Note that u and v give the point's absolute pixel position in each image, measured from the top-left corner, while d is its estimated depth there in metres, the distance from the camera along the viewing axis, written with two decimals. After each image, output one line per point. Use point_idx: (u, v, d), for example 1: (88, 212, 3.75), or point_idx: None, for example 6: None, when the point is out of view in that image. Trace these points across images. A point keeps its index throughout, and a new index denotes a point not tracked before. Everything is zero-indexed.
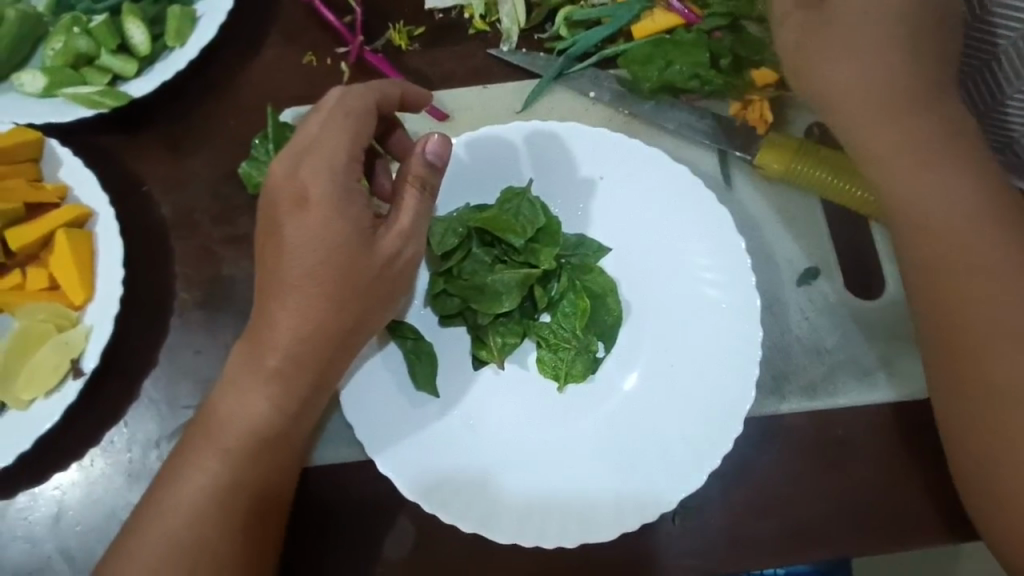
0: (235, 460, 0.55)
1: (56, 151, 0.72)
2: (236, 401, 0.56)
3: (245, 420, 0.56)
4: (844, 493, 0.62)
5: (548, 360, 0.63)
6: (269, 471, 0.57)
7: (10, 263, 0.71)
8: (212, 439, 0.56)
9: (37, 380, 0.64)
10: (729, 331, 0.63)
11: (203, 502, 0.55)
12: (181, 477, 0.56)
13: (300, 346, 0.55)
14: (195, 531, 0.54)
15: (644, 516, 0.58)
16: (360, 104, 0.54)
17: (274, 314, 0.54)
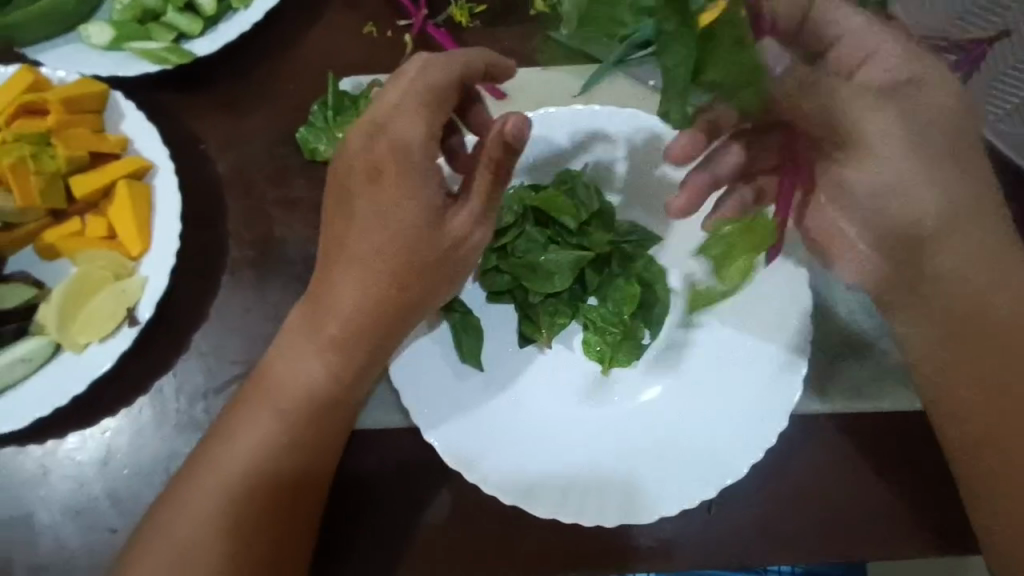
0: (290, 419, 0.57)
1: (119, 103, 0.73)
2: (295, 360, 0.58)
3: (302, 381, 0.57)
4: (880, 494, 0.63)
5: (594, 342, 0.64)
6: (320, 437, 0.58)
7: (70, 210, 0.72)
8: (269, 400, 0.58)
9: (94, 325, 0.66)
10: (778, 331, 0.63)
11: (257, 459, 0.56)
12: (235, 433, 0.57)
13: (362, 313, 0.57)
14: (248, 484, 0.56)
15: (683, 503, 0.60)
16: (441, 77, 0.54)
17: (339, 282, 0.57)
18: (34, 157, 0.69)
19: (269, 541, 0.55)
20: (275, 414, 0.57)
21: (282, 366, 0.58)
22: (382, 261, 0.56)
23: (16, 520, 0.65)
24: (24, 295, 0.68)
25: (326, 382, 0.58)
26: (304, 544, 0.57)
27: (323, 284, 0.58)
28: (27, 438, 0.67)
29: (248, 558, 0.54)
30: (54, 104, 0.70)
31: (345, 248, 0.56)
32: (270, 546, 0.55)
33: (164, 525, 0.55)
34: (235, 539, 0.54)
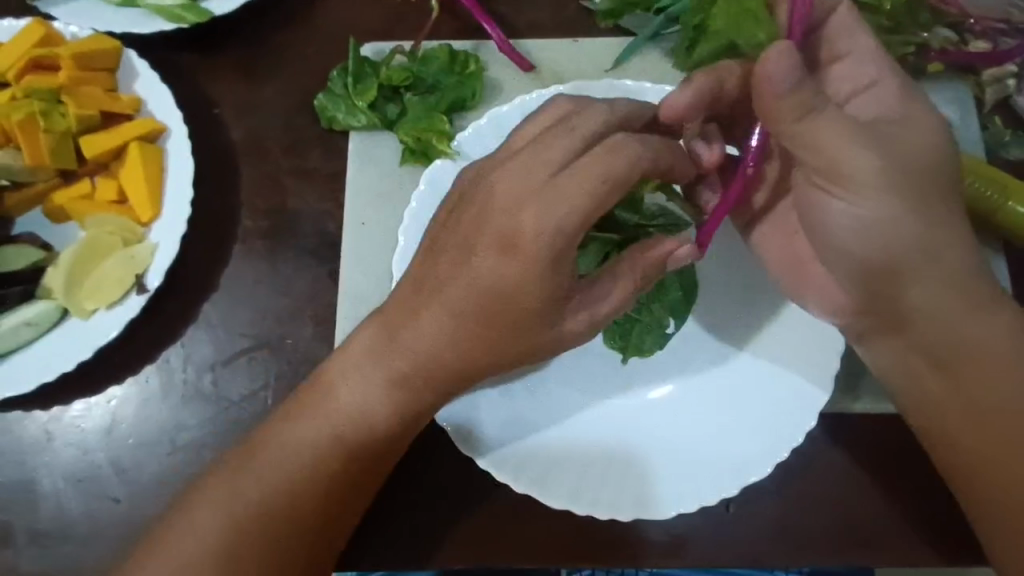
0: (340, 441, 0.55)
1: (133, 63, 0.70)
2: (361, 390, 0.56)
3: (365, 406, 0.56)
4: (907, 500, 0.60)
5: (616, 330, 0.62)
6: (372, 465, 0.56)
7: (80, 171, 0.70)
8: (324, 417, 0.56)
9: (102, 291, 0.64)
10: (813, 339, 0.61)
11: (300, 473, 0.55)
12: (280, 444, 0.56)
13: (439, 362, 0.54)
14: (291, 499, 0.54)
15: (704, 501, 0.57)
16: (591, 117, 0.51)
17: (423, 322, 0.54)
18: (44, 115, 0.67)
19: (297, 547, 0.54)
20: (333, 437, 0.55)
21: (346, 393, 0.56)
22: (469, 308, 0.52)
23: (19, 485, 0.64)
24: (30, 258, 0.66)
25: (393, 418, 0.56)
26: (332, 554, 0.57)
27: (400, 320, 0.55)
28: (31, 403, 0.66)
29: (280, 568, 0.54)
30: (66, 60, 0.68)
31: (430, 280, 0.53)
32: (304, 562, 0.55)
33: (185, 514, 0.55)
34: (263, 550, 0.54)
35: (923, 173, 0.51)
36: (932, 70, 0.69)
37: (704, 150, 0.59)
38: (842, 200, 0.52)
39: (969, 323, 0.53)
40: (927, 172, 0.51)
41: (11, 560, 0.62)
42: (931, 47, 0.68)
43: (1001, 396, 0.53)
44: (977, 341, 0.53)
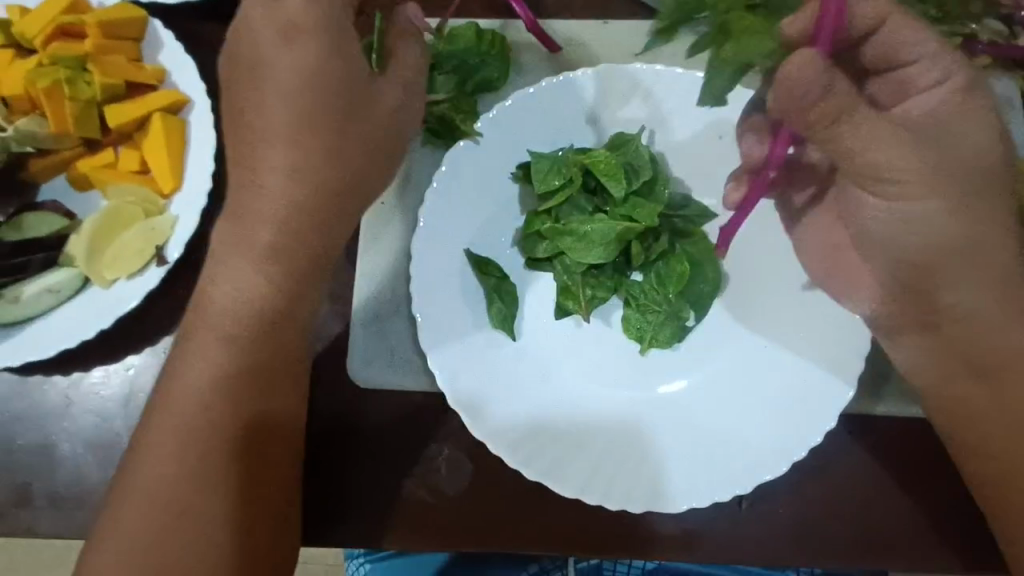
0: (236, 343, 0.55)
1: (158, 33, 0.70)
2: (231, 283, 0.55)
3: (242, 298, 0.55)
4: (925, 506, 0.59)
5: (634, 320, 0.61)
6: (274, 365, 0.56)
7: (104, 141, 0.70)
8: (211, 324, 0.55)
9: (123, 261, 0.65)
10: (831, 339, 0.60)
11: (209, 393, 0.54)
12: (184, 362, 0.55)
13: (291, 228, 0.55)
14: (208, 418, 0.54)
15: (715, 496, 0.56)
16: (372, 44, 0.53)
17: (265, 190, 0.54)
18: (69, 82, 0.67)
19: (238, 477, 0.54)
20: (224, 340, 0.55)
21: (219, 292, 0.55)
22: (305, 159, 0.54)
23: (38, 447, 0.65)
24: (53, 225, 0.67)
25: (271, 302, 0.56)
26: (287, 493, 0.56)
27: (246, 204, 0.54)
28: (52, 368, 0.67)
29: (220, 499, 0.53)
30: (91, 28, 0.68)
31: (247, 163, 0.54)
32: (227, 507, 0.53)
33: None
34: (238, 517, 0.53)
35: (967, 179, 0.52)
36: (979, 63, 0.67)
37: (754, 147, 0.61)
38: (884, 198, 0.53)
39: (1004, 330, 0.54)
40: (979, 178, 0.52)
41: (30, 520, 0.63)
42: (980, 39, 0.66)
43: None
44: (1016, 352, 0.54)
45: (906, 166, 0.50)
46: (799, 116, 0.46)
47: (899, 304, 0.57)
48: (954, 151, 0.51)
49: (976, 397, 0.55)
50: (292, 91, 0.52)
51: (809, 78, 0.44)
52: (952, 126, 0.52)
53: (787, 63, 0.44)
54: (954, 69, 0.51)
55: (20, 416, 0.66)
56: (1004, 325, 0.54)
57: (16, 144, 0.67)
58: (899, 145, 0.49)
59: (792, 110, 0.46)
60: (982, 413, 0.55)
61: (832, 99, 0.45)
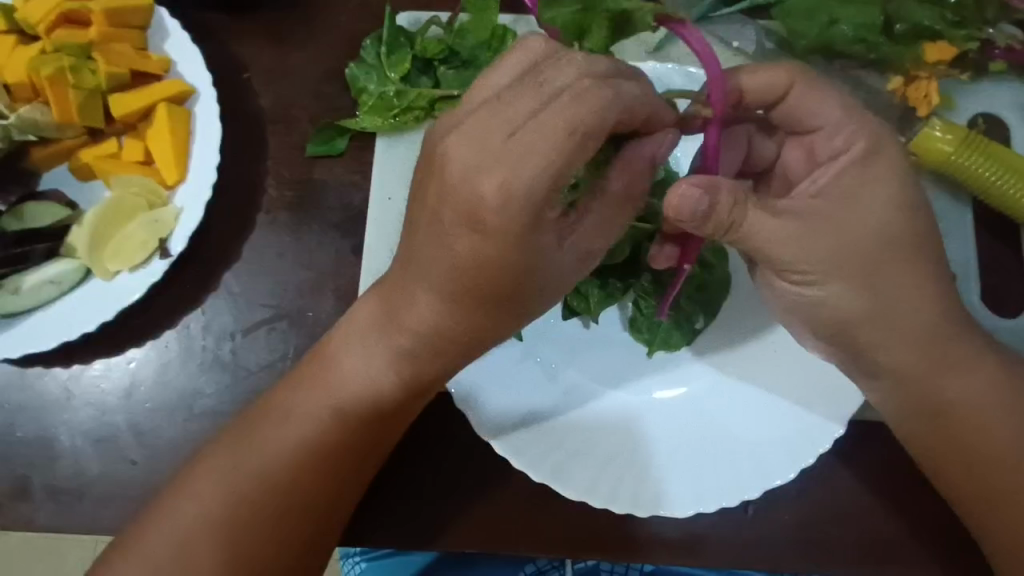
0: (346, 417, 0.55)
1: (163, 21, 0.69)
2: (361, 363, 0.54)
3: (369, 380, 0.54)
4: (929, 517, 0.59)
5: (644, 322, 0.62)
6: (364, 429, 0.55)
7: (107, 130, 0.69)
8: (326, 391, 0.55)
9: (126, 252, 0.64)
10: None
11: (304, 439, 0.54)
12: (290, 406, 0.55)
13: (439, 342, 0.52)
14: (250, 435, 0.55)
15: (724, 501, 0.56)
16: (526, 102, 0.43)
17: (415, 297, 0.51)
18: (73, 71, 0.66)
19: (287, 503, 0.54)
20: (337, 409, 0.55)
21: (350, 368, 0.55)
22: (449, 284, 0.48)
23: (38, 439, 0.64)
24: (55, 216, 0.66)
25: (391, 392, 0.54)
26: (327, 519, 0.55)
27: (400, 294, 0.52)
28: (52, 359, 0.66)
29: (272, 523, 0.53)
30: (97, 16, 0.67)
31: (413, 263, 0.50)
32: (262, 531, 0.53)
33: (194, 479, 0.54)
34: (245, 525, 0.53)
35: (870, 259, 0.50)
36: (994, 69, 0.66)
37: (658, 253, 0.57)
38: (799, 285, 0.51)
39: (967, 349, 0.54)
40: (878, 258, 0.50)
41: (28, 513, 0.62)
42: (996, 43, 0.66)
43: (1005, 422, 0.55)
44: (988, 370, 0.55)
45: (811, 252, 0.49)
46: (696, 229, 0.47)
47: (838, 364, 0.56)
48: (850, 227, 0.49)
49: (952, 416, 0.55)
50: (494, 223, 0.45)
51: (692, 202, 0.45)
52: (850, 202, 0.49)
53: (670, 194, 0.46)
54: (856, 134, 0.49)
55: (20, 408, 0.65)
56: (968, 344, 0.54)
57: (18, 132, 0.66)
58: (797, 239, 0.48)
59: (690, 228, 0.47)
60: (965, 426, 0.55)
61: (719, 214, 0.46)
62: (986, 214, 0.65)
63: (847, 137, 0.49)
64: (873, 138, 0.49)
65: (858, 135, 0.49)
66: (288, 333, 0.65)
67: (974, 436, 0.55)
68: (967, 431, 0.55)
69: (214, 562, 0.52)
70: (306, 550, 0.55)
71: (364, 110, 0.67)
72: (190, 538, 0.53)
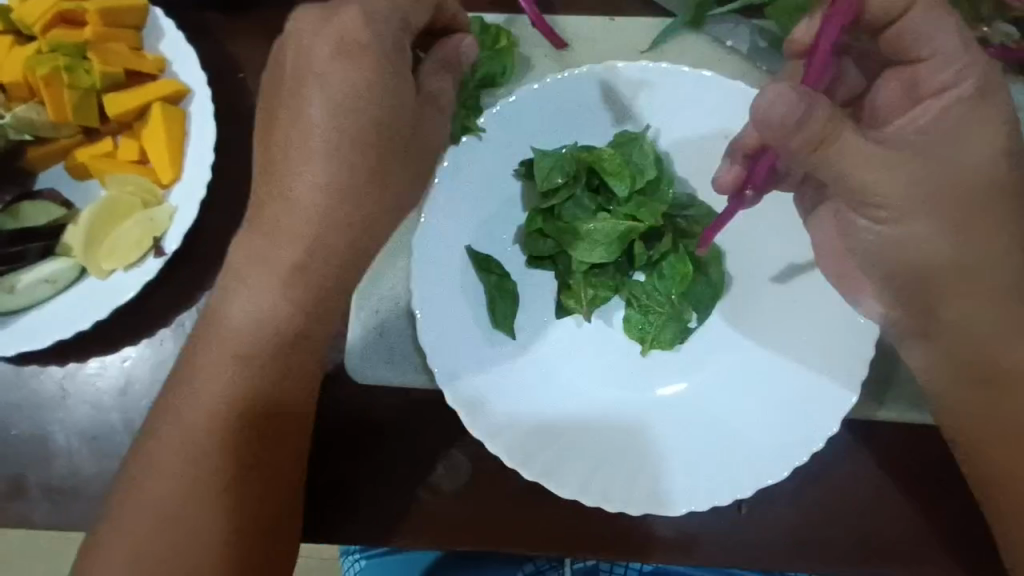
0: (254, 355, 0.55)
1: (158, 21, 0.69)
2: (251, 296, 0.55)
3: (268, 312, 0.55)
4: (923, 514, 0.59)
5: (636, 320, 0.62)
6: (275, 364, 0.56)
7: (102, 130, 0.70)
8: (223, 330, 0.56)
9: (121, 251, 0.64)
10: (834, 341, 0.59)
11: (226, 389, 0.55)
12: (203, 363, 0.56)
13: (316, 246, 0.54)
14: (184, 397, 0.56)
15: (716, 500, 0.56)
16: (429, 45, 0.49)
17: (298, 196, 0.53)
18: (69, 70, 0.67)
19: (246, 468, 0.55)
20: (245, 349, 0.55)
21: (238, 303, 0.55)
22: (350, 178, 0.53)
23: (33, 438, 0.64)
24: (51, 215, 0.66)
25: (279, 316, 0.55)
26: (287, 480, 0.56)
27: (288, 217, 0.53)
28: (47, 358, 0.66)
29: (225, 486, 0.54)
30: (92, 15, 0.67)
31: (299, 168, 0.53)
32: (217, 498, 0.54)
33: (151, 453, 0.55)
34: (204, 493, 0.53)
35: (975, 201, 0.53)
36: None
37: (726, 171, 0.60)
38: (879, 220, 0.55)
39: None
40: (969, 199, 0.53)
41: (24, 511, 0.63)
42: (993, 41, 0.66)
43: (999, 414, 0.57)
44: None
45: (902, 187, 0.51)
46: (782, 141, 0.46)
47: (902, 313, 0.59)
48: (952, 165, 0.52)
49: None
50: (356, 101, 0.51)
51: (785, 105, 0.44)
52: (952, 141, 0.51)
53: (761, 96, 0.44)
54: (967, 71, 0.50)
55: (14, 406, 0.65)
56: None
57: (14, 132, 0.67)
58: (890, 169, 0.51)
59: (778, 136, 0.46)
60: None
61: (810, 126, 0.45)
62: None
63: (957, 76, 0.51)
64: (984, 80, 0.51)
65: (967, 73, 0.50)
66: None
67: None
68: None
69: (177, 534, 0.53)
70: (266, 514, 0.55)
71: None
72: (165, 526, 0.53)
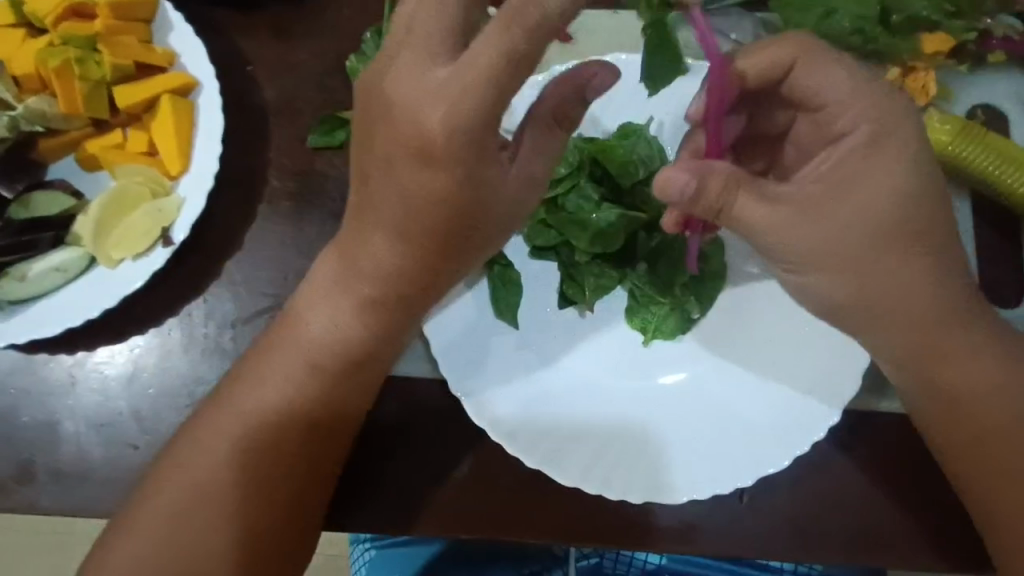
0: (321, 373, 0.56)
1: (168, 14, 0.70)
2: (328, 314, 0.55)
3: (339, 333, 0.55)
4: (922, 506, 0.59)
5: (638, 311, 0.63)
6: (343, 383, 0.56)
7: (113, 121, 0.71)
8: (298, 348, 0.56)
9: (130, 241, 0.65)
10: (826, 358, 0.59)
11: (281, 401, 0.56)
12: (258, 374, 0.56)
13: (396, 278, 0.53)
14: (246, 415, 0.55)
15: (718, 488, 0.56)
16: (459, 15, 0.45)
17: (375, 224, 0.51)
18: (80, 62, 0.68)
19: (291, 479, 0.55)
20: (311, 368, 0.56)
21: (315, 321, 0.56)
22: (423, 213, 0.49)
23: (41, 425, 0.65)
24: (62, 205, 0.67)
25: (360, 340, 0.55)
26: (330, 477, 0.57)
27: (360, 242, 0.53)
28: (57, 346, 0.67)
29: (274, 496, 0.55)
30: (103, 9, 0.68)
31: (368, 193, 0.51)
32: (260, 505, 0.54)
33: (184, 449, 0.55)
34: (248, 501, 0.54)
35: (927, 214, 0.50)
36: (993, 60, 0.66)
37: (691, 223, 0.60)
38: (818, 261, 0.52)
39: (954, 342, 0.53)
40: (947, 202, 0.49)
41: (31, 497, 0.63)
42: (995, 33, 0.66)
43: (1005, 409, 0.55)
44: (986, 367, 0.54)
45: (831, 235, 0.49)
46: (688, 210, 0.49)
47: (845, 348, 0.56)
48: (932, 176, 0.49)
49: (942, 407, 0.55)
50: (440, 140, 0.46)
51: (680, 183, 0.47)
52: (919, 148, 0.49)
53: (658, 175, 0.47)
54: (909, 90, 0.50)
55: (24, 394, 0.66)
56: (962, 337, 0.53)
57: (26, 123, 0.67)
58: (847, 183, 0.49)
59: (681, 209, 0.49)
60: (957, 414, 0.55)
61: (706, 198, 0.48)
62: (986, 204, 0.64)
63: (853, 119, 0.49)
64: None
65: None
66: None
67: (965, 426, 0.55)
68: (963, 421, 0.55)
69: (206, 528, 0.53)
70: (300, 516, 0.56)
71: None
72: (180, 514, 0.53)
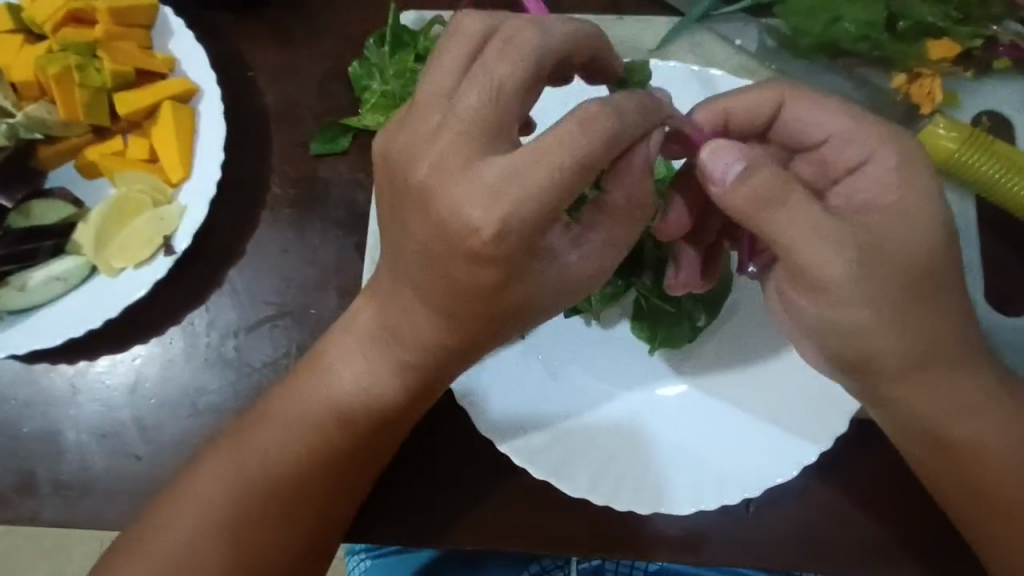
0: (350, 425, 0.55)
1: (168, 20, 0.70)
2: (361, 373, 0.55)
3: (369, 391, 0.55)
4: (925, 515, 0.59)
5: (646, 320, 0.62)
6: (366, 432, 0.55)
7: (113, 128, 0.70)
8: (326, 395, 0.55)
9: (131, 250, 0.64)
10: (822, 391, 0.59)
11: (305, 445, 0.55)
12: (283, 413, 0.56)
13: (430, 354, 0.52)
14: (267, 460, 0.55)
15: (724, 499, 0.56)
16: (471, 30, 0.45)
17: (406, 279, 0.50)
18: (80, 68, 0.67)
19: (299, 508, 0.54)
20: (336, 414, 0.55)
21: (348, 375, 0.55)
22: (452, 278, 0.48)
23: (44, 435, 0.65)
24: (62, 213, 0.66)
25: (390, 400, 0.55)
26: (338, 515, 0.56)
27: (391, 297, 0.52)
28: (58, 355, 0.67)
29: (274, 527, 0.54)
30: (103, 14, 0.68)
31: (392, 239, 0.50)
32: (258, 533, 0.53)
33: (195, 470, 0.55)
34: (247, 533, 0.53)
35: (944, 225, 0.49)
36: (999, 66, 0.66)
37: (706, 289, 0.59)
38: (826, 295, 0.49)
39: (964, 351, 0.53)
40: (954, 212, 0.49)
41: (32, 509, 0.63)
42: (1001, 40, 0.66)
43: None
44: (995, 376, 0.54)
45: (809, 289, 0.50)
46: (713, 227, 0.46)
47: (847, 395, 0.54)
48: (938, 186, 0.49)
49: None
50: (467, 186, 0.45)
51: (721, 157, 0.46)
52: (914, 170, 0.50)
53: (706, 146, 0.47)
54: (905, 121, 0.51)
55: (27, 404, 0.66)
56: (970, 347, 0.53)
57: (24, 130, 0.67)
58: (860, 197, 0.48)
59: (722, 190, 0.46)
60: None
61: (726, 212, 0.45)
62: (991, 211, 0.64)
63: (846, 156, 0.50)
64: None
65: None
66: (286, 326, 0.66)
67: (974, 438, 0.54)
68: None
69: (216, 559, 0.53)
70: (305, 551, 0.55)
71: (366, 108, 0.67)
72: (181, 532, 0.53)
